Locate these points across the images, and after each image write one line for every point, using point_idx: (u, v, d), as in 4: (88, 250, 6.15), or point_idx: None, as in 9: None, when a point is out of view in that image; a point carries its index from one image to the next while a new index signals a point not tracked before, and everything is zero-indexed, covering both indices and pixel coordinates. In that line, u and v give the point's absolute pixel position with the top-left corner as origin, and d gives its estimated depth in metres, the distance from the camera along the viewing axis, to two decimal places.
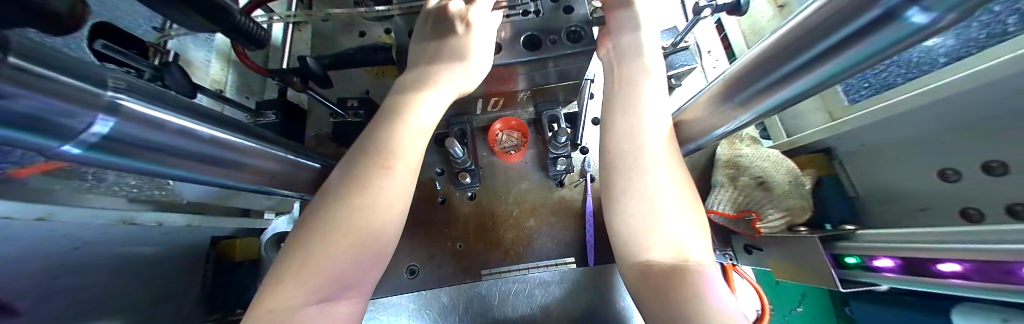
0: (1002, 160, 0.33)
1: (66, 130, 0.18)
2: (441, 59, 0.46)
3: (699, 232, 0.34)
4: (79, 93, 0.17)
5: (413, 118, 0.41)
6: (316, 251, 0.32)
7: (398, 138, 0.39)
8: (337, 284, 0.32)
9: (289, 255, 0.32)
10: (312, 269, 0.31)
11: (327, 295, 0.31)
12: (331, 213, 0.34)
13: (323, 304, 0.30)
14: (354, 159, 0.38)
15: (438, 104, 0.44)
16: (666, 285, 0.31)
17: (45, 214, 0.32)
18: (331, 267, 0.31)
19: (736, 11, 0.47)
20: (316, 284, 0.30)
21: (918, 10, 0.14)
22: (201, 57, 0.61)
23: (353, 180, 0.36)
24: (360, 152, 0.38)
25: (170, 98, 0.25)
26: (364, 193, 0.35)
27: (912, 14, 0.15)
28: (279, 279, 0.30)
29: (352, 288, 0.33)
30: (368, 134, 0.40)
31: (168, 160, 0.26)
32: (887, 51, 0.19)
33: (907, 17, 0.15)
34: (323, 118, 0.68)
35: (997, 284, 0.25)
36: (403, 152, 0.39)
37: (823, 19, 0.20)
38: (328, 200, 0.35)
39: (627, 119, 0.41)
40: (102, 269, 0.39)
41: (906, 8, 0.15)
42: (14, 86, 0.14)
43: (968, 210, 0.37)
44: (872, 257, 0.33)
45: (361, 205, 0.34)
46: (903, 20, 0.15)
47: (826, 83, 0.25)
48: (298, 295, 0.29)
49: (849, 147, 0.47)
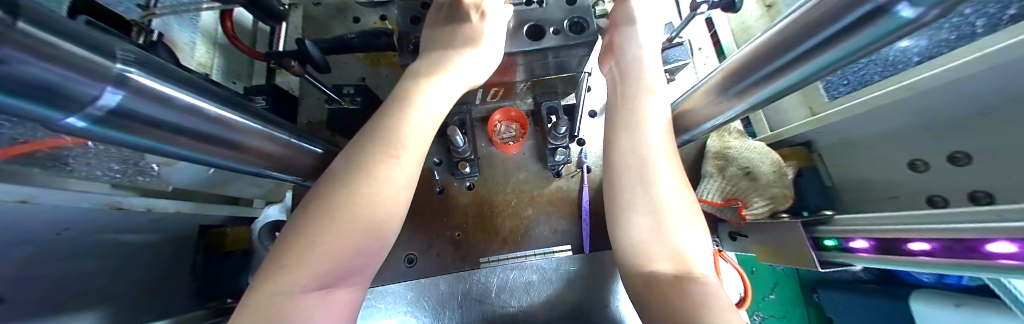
0: (965, 151, 0.37)
1: (74, 103, 0.17)
2: (439, 49, 0.47)
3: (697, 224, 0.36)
4: (90, 65, 0.17)
5: (421, 105, 0.41)
6: (319, 239, 0.31)
7: (404, 126, 0.39)
8: (337, 270, 0.31)
9: (292, 242, 0.31)
10: (316, 256, 0.30)
11: (328, 282, 0.31)
12: (335, 203, 0.33)
13: (323, 290, 0.30)
14: (362, 146, 0.37)
15: (447, 94, 0.45)
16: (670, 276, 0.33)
17: (27, 197, 0.31)
18: (331, 257, 0.31)
19: (731, 8, 0.49)
20: (318, 269, 0.30)
21: (906, 4, 0.16)
22: (186, 39, 0.58)
23: (361, 168, 0.35)
24: (368, 141, 0.37)
25: (177, 74, 0.24)
26: (372, 180, 0.35)
27: (901, 9, 0.16)
28: (282, 265, 0.30)
29: (353, 276, 0.33)
30: (377, 121, 0.39)
31: (170, 138, 0.25)
32: (873, 45, 0.21)
33: (897, 11, 0.17)
34: (316, 105, 0.67)
35: (962, 259, 0.28)
36: (410, 143, 0.39)
37: (816, 16, 0.21)
38: (332, 189, 0.34)
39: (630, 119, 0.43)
40: (86, 258, 0.38)
41: (895, 3, 0.16)
42: (22, 52, 0.13)
43: (934, 197, 0.41)
44: (849, 239, 0.36)
45: (369, 193, 0.34)
46: (892, 14, 0.17)
47: (816, 76, 0.27)
48: (300, 280, 0.29)
49: (829, 139, 0.51)
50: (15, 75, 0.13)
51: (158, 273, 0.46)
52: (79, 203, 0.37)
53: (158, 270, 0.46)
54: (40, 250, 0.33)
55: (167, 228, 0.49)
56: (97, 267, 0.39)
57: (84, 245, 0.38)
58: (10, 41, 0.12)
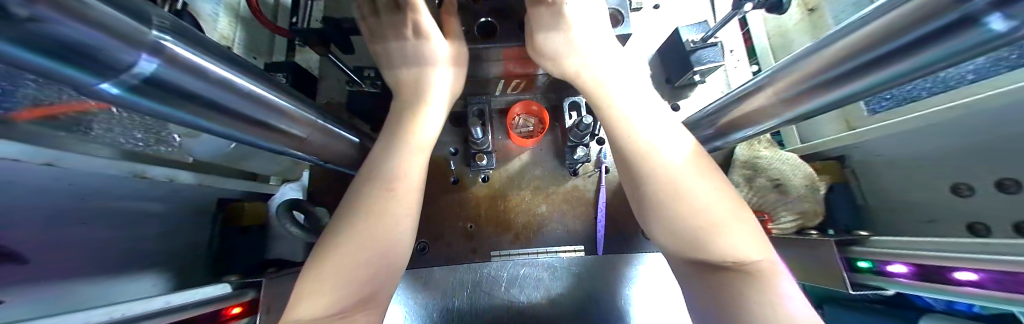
0: (1016, 178, 0.35)
1: (111, 69, 0.16)
2: (420, 63, 0.47)
3: (748, 228, 0.33)
4: (125, 30, 0.16)
5: (418, 134, 0.42)
6: (330, 269, 0.31)
7: (403, 155, 0.39)
8: (354, 297, 0.31)
9: (305, 276, 0.31)
10: (332, 284, 0.30)
11: (347, 307, 0.30)
12: (342, 235, 0.33)
13: (342, 317, 0.30)
14: (361, 183, 0.37)
15: (440, 114, 0.45)
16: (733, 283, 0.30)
17: (53, 160, 0.31)
18: (345, 285, 0.30)
19: (777, 10, 0.46)
20: (335, 298, 0.30)
21: (1001, 16, 0.14)
22: (209, 11, 0.58)
23: (361, 203, 0.35)
24: (367, 175, 0.38)
25: (212, 47, 0.23)
26: (374, 212, 0.35)
27: (992, 20, 0.14)
28: (298, 297, 0.29)
29: (370, 301, 0.33)
30: (375, 155, 0.39)
31: (204, 113, 0.25)
32: (952, 59, 0.19)
33: (986, 23, 0.15)
34: (335, 87, 0.67)
35: (1009, 294, 0.25)
36: (409, 170, 0.39)
37: (891, 24, 0.19)
38: (337, 223, 0.34)
39: (652, 124, 0.40)
40: (106, 225, 0.39)
41: (988, 13, 0.14)
42: (53, 9, 0.12)
43: (975, 224, 0.38)
44: (886, 262, 0.33)
45: (374, 222, 0.34)
46: (982, 26, 0.15)
47: (880, 88, 0.25)
48: (317, 309, 0.28)
49: (868, 155, 0.48)
50: (48, 36, 0.12)
51: (174, 244, 0.47)
52: (107, 170, 0.36)
53: (175, 241, 0.47)
54: (61, 214, 0.34)
55: (187, 200, 0.50)
56: (115, 234, 0.40)
57: (103, 212, 0.38)
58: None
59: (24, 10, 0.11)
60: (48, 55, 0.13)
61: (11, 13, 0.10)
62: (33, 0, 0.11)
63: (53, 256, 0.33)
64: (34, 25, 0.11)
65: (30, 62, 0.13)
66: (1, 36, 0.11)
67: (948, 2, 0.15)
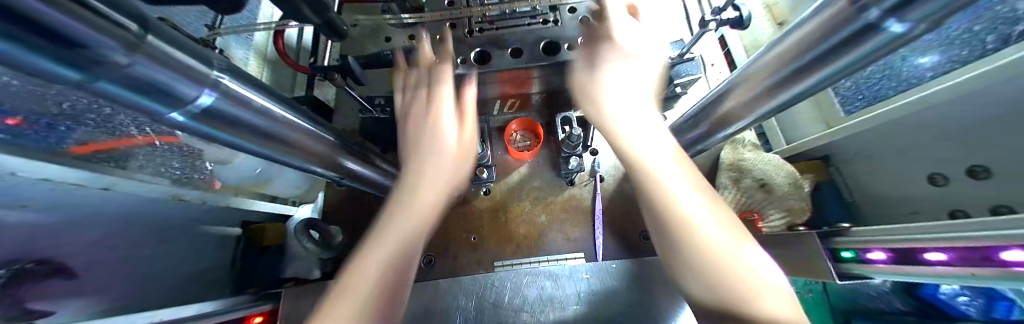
0: (985, 166, 0.36)
1: (178, 101, 0.21)
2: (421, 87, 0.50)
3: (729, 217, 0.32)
4: (192, 71, 0.21)
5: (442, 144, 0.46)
6: (360, 270, 0.34)
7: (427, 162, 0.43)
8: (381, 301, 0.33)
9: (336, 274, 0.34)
10: (358, 284, 0.33)
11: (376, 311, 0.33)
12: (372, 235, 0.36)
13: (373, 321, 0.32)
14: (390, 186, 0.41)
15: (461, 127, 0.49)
16: (721, 278, 0.28)
17: (111, 185, 0.36)
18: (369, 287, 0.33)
19: (739, 25, 0.51)
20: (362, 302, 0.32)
21: (896, 20, 0.18)
22: (241, 54, 0.66)
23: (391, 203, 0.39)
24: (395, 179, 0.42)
25: (258, 83, 0.29)
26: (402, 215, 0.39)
27: (890, 24, 0.18)
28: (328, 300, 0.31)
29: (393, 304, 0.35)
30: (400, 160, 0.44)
31: (246, 136, 0.30)
32: (867, 59, 0.23)
33: (887, 27, 0.19)
34: (349, 115, 0.73)
35: (971, 269, 0.27)
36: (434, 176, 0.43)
37: (810, 33, 0.24)
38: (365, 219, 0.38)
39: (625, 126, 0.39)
40: (147, 243, 0.43)
41: (887, 19, 0.18)
42: (145, 57, 0.17)
43: (956, 212, 0.39)
44: (867, 250, 0.36)
45: (401, 223, 0.38)
46: (884, 29, 0.19)
47: (820, 86, 0.29)
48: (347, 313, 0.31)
49: (847, 152, 0.51)
50: (139, 76, 0.17)
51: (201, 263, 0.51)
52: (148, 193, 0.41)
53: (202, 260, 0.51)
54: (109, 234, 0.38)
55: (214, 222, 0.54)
56: (151, 252, 0.44)
57: (146, 232, 0.43)
58: (142, 51, 0.16)
59: (126, 58, 0.16)
60: (132, 90, 0.18)
61: (118, 60, 0.15)
62: (133, 52, 0.16)
63: (98, 271, 0.37)
64: (131, 70, 0.16)
65: (120, 95, 0.18)
66: (107, 76, 0.16)
67: (854, 12, 0.19)
